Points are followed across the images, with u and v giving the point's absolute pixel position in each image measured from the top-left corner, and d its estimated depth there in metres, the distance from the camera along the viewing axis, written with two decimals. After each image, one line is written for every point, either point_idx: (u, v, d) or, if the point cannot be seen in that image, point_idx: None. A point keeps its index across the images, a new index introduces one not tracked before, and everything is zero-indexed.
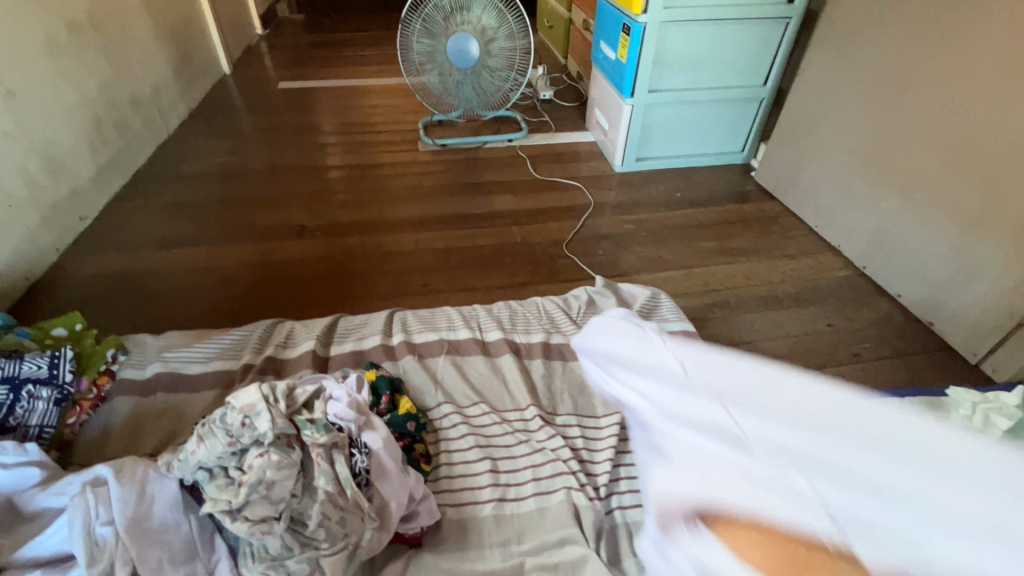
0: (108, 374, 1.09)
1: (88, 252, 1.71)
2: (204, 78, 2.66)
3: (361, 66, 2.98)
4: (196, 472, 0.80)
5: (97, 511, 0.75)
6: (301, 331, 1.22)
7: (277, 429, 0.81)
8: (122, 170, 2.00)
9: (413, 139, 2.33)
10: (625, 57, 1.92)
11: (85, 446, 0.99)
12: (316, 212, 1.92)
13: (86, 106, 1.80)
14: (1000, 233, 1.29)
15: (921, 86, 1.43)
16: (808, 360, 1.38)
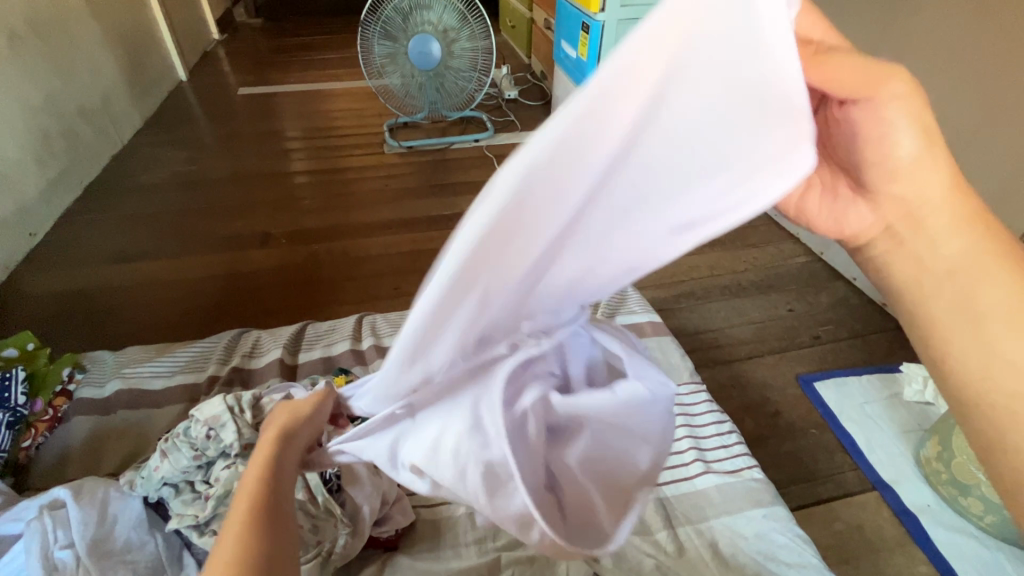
0: (65, 395, 1.06)
1: (39, 269, 1.65)
2: (159, 86, 2.58)
3: (323, 70, 2.94)
4: (161, 488, 0.80)
5: (56, 534, 0.72)
6: (268, 339, 1.21)
7: (243, 440, 0.78)
8: (73, 183, 1.93)
9: (379, 142, 2.31)
10: (585, 55, 1.95)
11: (41, 470, 0.96)
12: (282, 218, 1.89)
13: (31, 118, 1.73)
14: None
15: None
16: (772, 344, 1.43)
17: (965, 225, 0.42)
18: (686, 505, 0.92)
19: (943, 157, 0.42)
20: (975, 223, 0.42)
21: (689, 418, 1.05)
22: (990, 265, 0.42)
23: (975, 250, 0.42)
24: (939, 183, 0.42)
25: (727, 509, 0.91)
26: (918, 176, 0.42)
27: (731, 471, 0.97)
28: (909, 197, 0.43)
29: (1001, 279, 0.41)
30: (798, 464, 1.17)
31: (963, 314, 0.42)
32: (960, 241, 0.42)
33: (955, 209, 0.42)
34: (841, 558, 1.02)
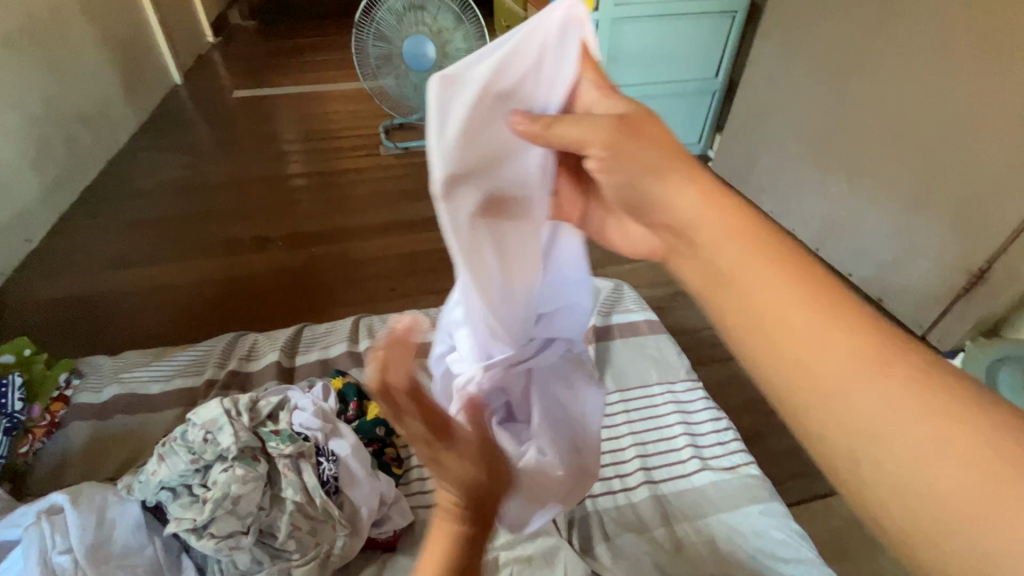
0: (62, 401, 1.06)
1: (36, 275, 1.64)
2: (154, 90, 2.58)
3: (319, 72, 2.94)
4: (159, 492, 0.79)
5: (54, 540, 0.72)
6: (265, 342, 1.21)
7: (240, 442, 0.80)
8: (70, 189, 1.93)
9: (375, 143, 2.32)
10: None
11: (39, 476, 0.96)
12: (279, 221, 1.89)
13: (27, 123, 1.73)
14: (938, 209, 1.36)
15: (860, 72, 1.50)
16: None
17: (745, 233, 0.40)
18: (684, 502, 0.93)
19: (682, 180, 0.42)
20: (740, 226, 0.40)
21: (685, 415, 1.06)
22: (774, 271, 0.38)
23: (754, 255, 0.39)
24: (692, 197, 0.41)
25: (724, 506, 0.92)
26: (673, 194, 0.42)
27: (728, 468, 0.97)
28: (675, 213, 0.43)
29: (775, 285, 0.38)
30: (796, 460, 1.18)
31: (761, 333, 0.38)
32: (735, 255, 0.39)
33: (727, 230, 0.40)
34: (839, 553, 1.02)
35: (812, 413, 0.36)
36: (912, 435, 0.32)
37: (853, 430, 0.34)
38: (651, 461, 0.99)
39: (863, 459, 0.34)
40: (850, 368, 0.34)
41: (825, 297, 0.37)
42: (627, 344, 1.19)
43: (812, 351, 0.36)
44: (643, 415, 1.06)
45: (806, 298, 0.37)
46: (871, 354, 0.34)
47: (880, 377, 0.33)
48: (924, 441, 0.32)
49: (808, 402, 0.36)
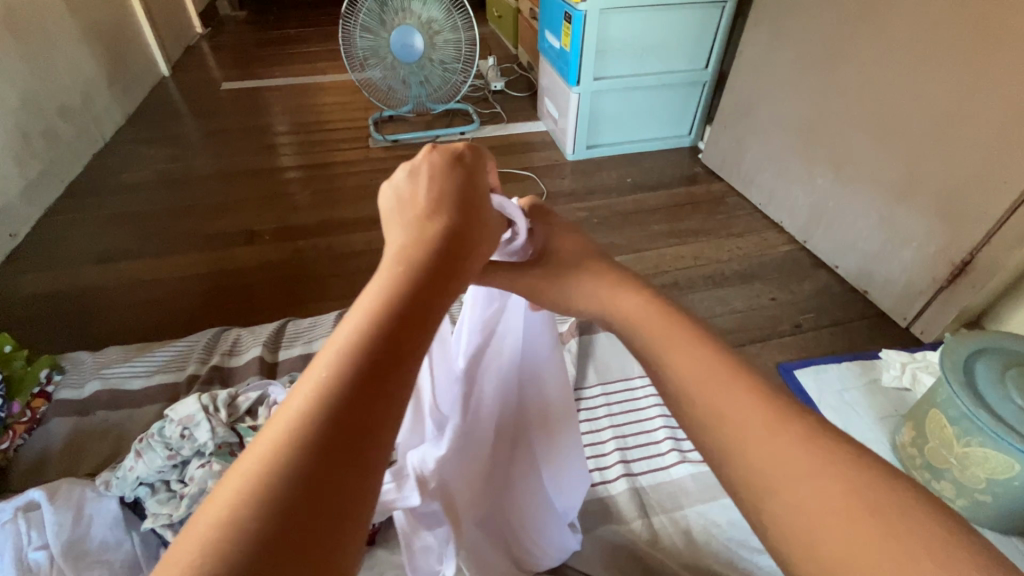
0: (44, 397, 1.06)
1: (21, 270, 1.64)
2: (141, 81, 2.55)
3: (308, 63, 2.91)
4: (137, 488, 0.80)
5: (30, 536, 0.73)
6: (247, 337, 1.21)
7: (217, 438, 0.80)
8: (54, 182, 1.92)
9: (364, 136, 2.30)
10: (568, 45, 1.93)
11: (19, 472, 0.97)
12: (267, 214, 1.88)
13: (9, 117, 1.71)
14: (922, 202, 1.36)
15: (848, 63, 1.49)
16: (753, 333, 1.44)
17: (656, 322, 0.51)
18: (661, 495, 0.94)
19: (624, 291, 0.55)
20: (658, 317, 0.51)
21: (666, 409, 1.06)
22: (698, 352, 0.46)
23: (675, 344, 0.48)
24: (625, 295, 0.55)
25: (700, 497, 0.93)
26: (608, 296, 0.56)
27: (706, 460, 0.98)
28: (604, 299, 0.56)
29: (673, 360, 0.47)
30: None
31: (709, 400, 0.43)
32: (656, 324, 0.50)
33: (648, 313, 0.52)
34: None
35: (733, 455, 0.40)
36: (799, 469, 0.37)
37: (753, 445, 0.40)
38: (630, 454, 0.99)
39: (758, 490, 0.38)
40: (746, 415, 0.41)
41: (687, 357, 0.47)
42: (610, 338, 1.20)
43: (724, 401, 0.42)
44: (623, 409, 1.06)
45: (711, 376, 0.44)
46: (762, 414, 0.41)
47: (765, 434, 0.40)
48: (792, 462, 0.38)
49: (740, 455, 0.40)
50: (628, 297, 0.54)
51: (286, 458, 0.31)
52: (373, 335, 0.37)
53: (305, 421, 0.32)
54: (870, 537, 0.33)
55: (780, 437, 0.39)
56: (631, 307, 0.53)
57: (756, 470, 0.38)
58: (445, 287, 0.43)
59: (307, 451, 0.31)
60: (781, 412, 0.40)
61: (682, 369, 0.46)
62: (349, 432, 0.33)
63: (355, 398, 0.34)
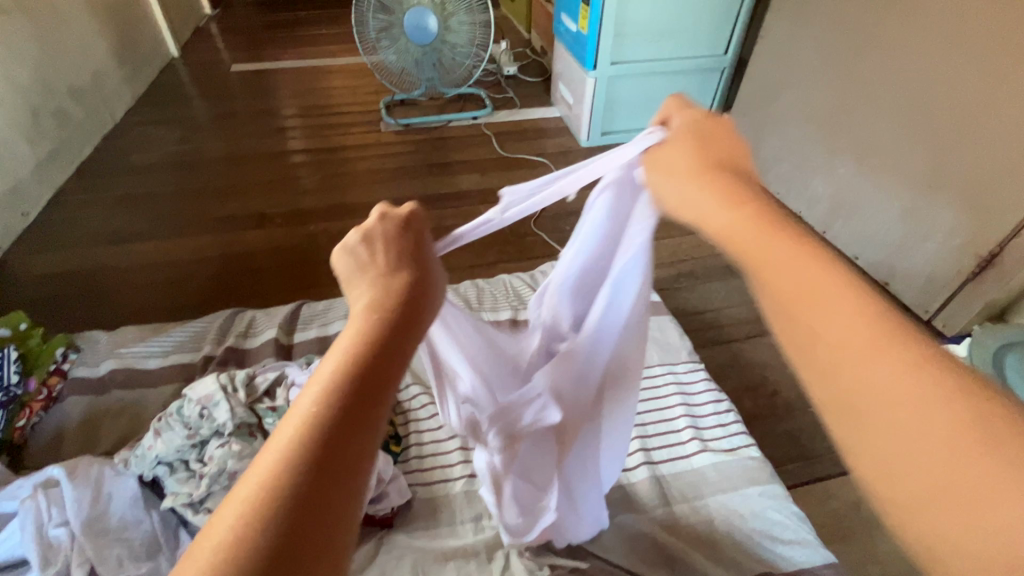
0: (59, 375, 1.05)
1: (33, 250, 1.63)
2: (150, 62, 2.53)
3: (318, 46, 2.87)
4: (156, 467, 0.79)
5: (50, 512, 0.73)
6: (262, 319, 1.20)
7: (236, 418, 0.79)
8: (65, 163, 1.90)
9: (375, 120, 2.27)
10: (585, 28, 1.89)
11: (36, 450, 0.96)
12: (278, 197, 1.87)
13: (20, 95, 1.69)
14: (949, 193, 1.33)
15: (875, 49, 1.45)
16: None
17: (762, 231, 0.41)
18: (681, 484, 0.92)
19: (711, 183, 0.46)
20: (757, 227, 0.41)
21: (686, 398, 1.05)
22: (805, 266, 0.37)
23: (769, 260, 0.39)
24: (714, 191, 0.45)
25: (721, 487, 0.92)
26: (696, 206, 0.46)
27: (728, 450, 0.97)
28: (681, 199, 0.48)
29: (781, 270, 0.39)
30: (796, 442, 1.17)
31: (799, 324, 0.37)
32: (742, 236, 0.41)
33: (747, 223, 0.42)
34: (837, 535, 1.02)
35: (811, 370, 0.36)
36: (909, 397, 0.32)
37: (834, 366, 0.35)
38: (650, 442, 0.98)
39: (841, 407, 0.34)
40: (851, 331, 0.34)
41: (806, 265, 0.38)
42: None
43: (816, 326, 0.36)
44: (643, 397, 1.05)
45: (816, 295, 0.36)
46: (874, 332, 0.34)
47: (874, 350, 0.33)
48: (890, 386, 0.32)
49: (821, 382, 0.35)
50: (724, 206, 0.43)
51: (256, 527, 0.30)
52: (332, 403, 0.34)
53: (257, 510, 0.30)
54: (978, 477, 0.29)
55: (889, 353, 0.33)
56: (721, 219, 0.43)
57: (847, 392, 0.34)
58: (408, 333, 0.41)
59: (265, 540, 0.30)
60: (913, 338, 0.33)
61: (778, 289, 0.38)
62: (317, 504, 0.31)
63: (315, 484, 0.32)
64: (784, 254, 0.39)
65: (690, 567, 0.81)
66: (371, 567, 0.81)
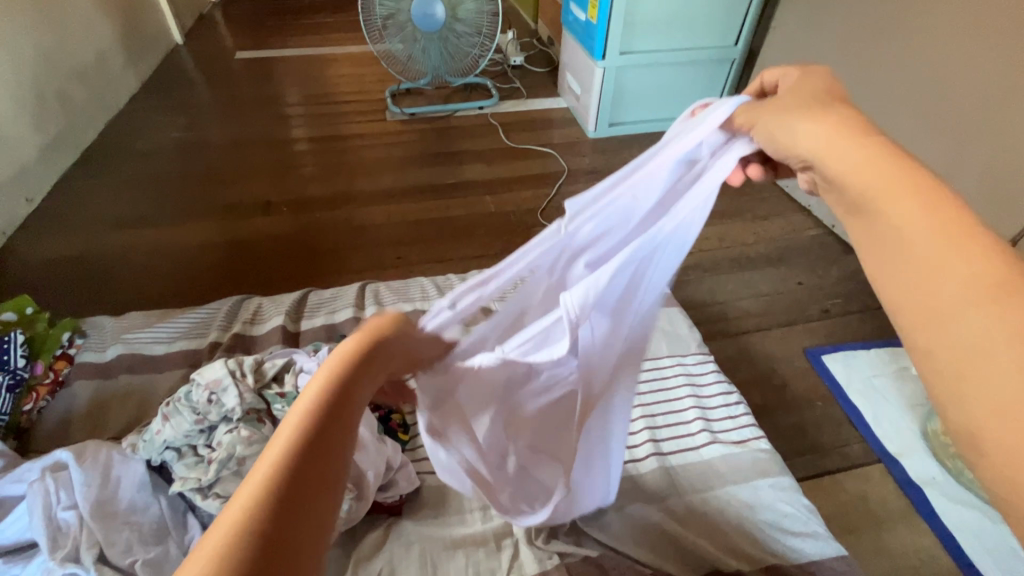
0: (66, 359, 1.05)
1: (38, 236, 1.62)
2: (154, 49, 2.50)
3: (323, 34, 2.84)
4: (164, 452, 0.79)
5: (58, 495, 0.73)
6: (269, 306, 1.19)
7: (245, 404, 0.78)
8: (70, 148, 1.89)
9: (380, 109, 2.25)
10: (595, 17, 1.87)
11: (43, 434, 0.96)
12: (283, 185, 1.85)
13: (24, 79, 1.67)
14: (963, 186, 1.32)
15: (890, 39, 1.43)
16: (780, 317, 1.41)
17: (886, 163, 0.37)
18: (691, 475, 0.92)
19: (823, 119, 0.41)
20: (896, 161, 0.37)
21: (696, 390, 1.04)
22: (926, 201, 0.35)
23: (897, 189, 0.36)
24: (828, 127, 0.40)
25: (731, 478, 0.91)
26: (802, 134, 0.42)
27: (738, 441, 0.96)
28: (787, 138, 0.43)
29: (907, 205, 0.35)
30: (805, 436, 1.17)
31: (905, 258, 0.34)
32: (870, 165, 0.37)
33: (882, 154, 0.37)
34: (845, 528, 1.02)
35: (912, 316, 0.33)
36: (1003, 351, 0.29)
37: (930, 304, 0.33)
38: (659, 433, 0.97)
39: (938, 363, 0.31)
40: (972, 275, 0.31)
41: (945, 206, 0.34)
42: None
43: (925, 263, 0.33)
44: (652, 388, 1.04)
45: (943, 231, 0.33)
46: (992, 280, 0.31)
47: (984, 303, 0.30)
48: (993, 343, 0.29)
49: (913, 325, 0.33)
50: (843, 138, 0.39)
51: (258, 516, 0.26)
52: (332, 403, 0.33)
53: (233, 544, 0.25)
54: None
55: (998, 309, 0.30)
56: (842, 150, 0.39)
57: (944, 342, 0.31)
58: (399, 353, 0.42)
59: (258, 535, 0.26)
60: None
61: (899, 222, 0.35)
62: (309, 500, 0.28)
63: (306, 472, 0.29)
64: (904, 189, 0.35)
65: (700, 557, 0.81)
66: (379, 554, 0.81)
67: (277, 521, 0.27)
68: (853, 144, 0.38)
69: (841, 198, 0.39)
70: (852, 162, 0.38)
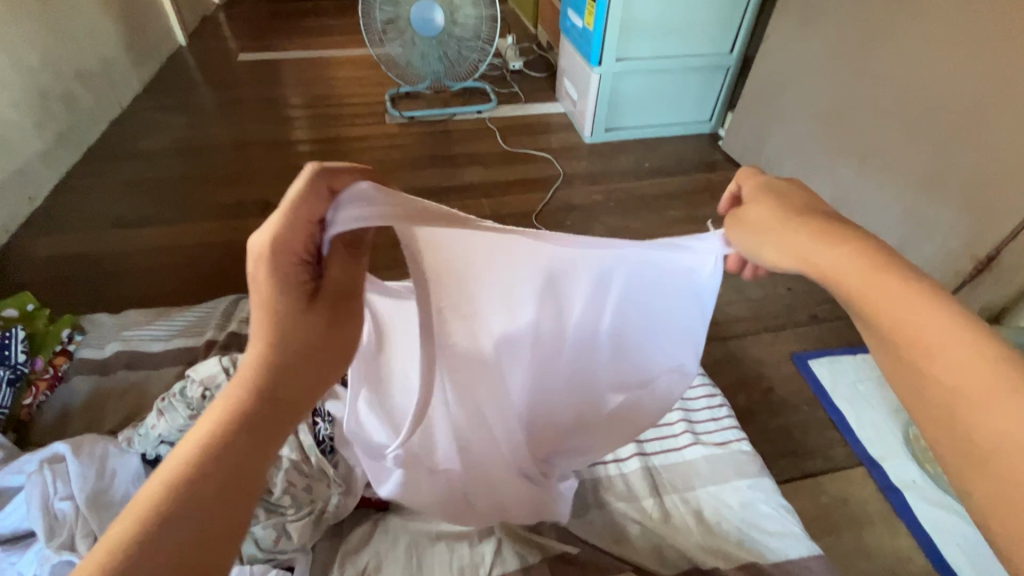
0: (65, 355, 1.08)
1: (42, 233, 1.65)
2: (157, 50, 2.54)
3: (326, 37, 2.87)
4: (159, 446, 0.82)
5: (56, 486, 0.75)
6: None
7: None
8: (73, 148, 1.92)
9: (380, 112, 2.28)
10: (592, 24, 1.90)
11: (42, 427, 0.99)
12: (282, 186, 1.88)
13: (30, 81, 1.71)
14: (949, 194, 1.34)
15: (880, 50, 1.45)
16: (769, 322, 1.43)
17: (858, 269, 0.45)
18: (672, 474, 0.94)
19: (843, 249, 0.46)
20: (870, 268, 0.44)
21: (680, 393, 1.06)
22: (919, 305, 0.41)
23: (887, 299, 0.43)
24: (821, 245, 0.47)
25: (712, 479, 0.93)
26: (794, 250, 0.49)
27: (720, 443, 0.98)
28: (774, 250, 0.51)
29: (907, 311, 0.42)
30: (788, 439, 1.19)
31: (902, 354, 0.42)
32: (842, 275, 0.45)
33: (857, 263, 0.45)
34: (825, 529, 1.04)
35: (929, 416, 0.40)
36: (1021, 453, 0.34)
37: (916, 376, 0.41)
38: (643, 433, 0.99)
39: (966, 460, 0.37)
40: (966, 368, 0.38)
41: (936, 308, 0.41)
42: None
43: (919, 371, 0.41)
44: None
45: (939, 337, 0.40)
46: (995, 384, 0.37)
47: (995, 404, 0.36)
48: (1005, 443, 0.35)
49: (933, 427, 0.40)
50: (817, 244, 0.47)
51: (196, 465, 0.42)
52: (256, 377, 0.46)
53: (182, 478, 0.42)
54: None
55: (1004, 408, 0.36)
56: (829, 258, 0.46)
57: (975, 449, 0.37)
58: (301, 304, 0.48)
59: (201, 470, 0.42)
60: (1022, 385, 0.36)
61: (888, 321, 0.43)
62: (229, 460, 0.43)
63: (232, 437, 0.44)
64: (894, 295, 0.43)
65: (680, 558, 0.83)
66: (366, 548, 0.83)
67: (209, 466, 0.42)
68: (835, 249, 0.46)
69: (839, 294, 0.46)
70: (840, 266, 0.46)
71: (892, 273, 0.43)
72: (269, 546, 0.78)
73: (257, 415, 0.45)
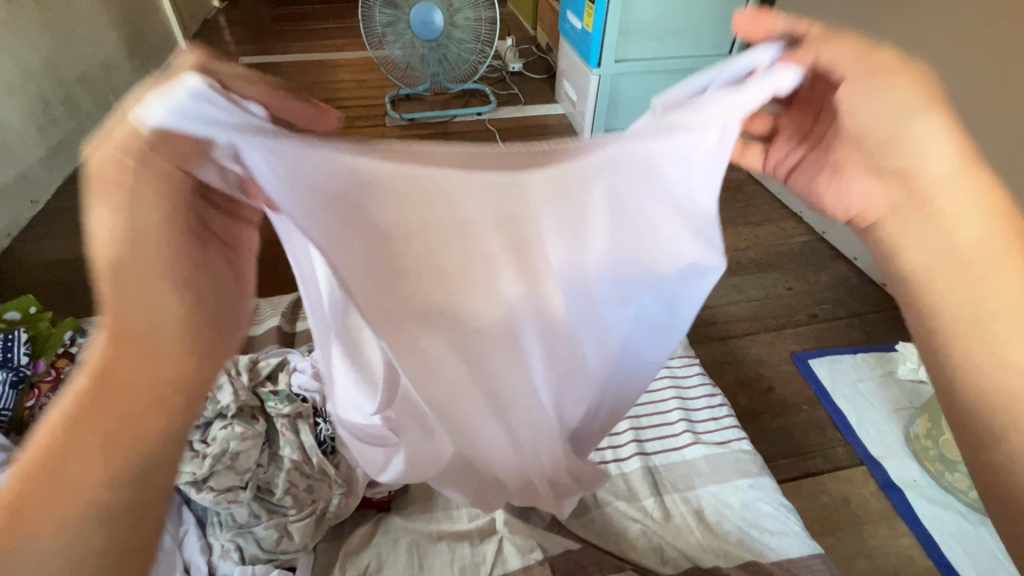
0: (67, 358, 1.07)
1: (45, 237, 1.66)
2: (158, 54, 2.55)
3: (326, 40, 2.88)
4: None
5: None
6: (265, 307, 1.21)
7: (240, 401, 0.82)
8: (74, 151, 1.93)
9: (380, 114, 2.29)
10: (591, 26, 1.90)
11: None
12: None
13: (31, 85, 1.72)
14: None
15: None
16: (768, 322, 1.43)
17: (970, 181, 0.45)
18: (672, 474, 0.94)
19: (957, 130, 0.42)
20: (979, 182, 0.45)
21: (680, 393, 1.06)
22: (990, 225, 0.46)
23: (975, 217, 0.46)
24: (947, 141, 0.43)
25: (713, 478, 0.93)
26: (927, 142, 0.42)
27: (720, 442, 0.98)
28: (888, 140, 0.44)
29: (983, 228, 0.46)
30: (788, 438, 1.19)
31: (963, 274, 0.47)
32: (950, 186, 0.45)
33: (967, 174, 0.45)
34: (826, 528, 1.04)
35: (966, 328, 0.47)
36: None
37: (972, 294, 0.46)
38: (643, 433, 0.99)
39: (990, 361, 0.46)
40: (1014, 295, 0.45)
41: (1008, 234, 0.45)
42: None
43: (947, 285, 0.47)
44: None
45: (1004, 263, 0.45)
46: None
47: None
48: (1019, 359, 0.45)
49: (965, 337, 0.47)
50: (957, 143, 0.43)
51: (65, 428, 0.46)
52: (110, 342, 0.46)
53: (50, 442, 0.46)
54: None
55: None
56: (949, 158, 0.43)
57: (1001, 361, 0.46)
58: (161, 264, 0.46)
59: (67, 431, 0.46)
60: None
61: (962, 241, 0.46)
62: (99, 421, 0.47)
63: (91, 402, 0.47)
64: (974, 214, 0.45)
65: (680, 558, 0.83)
66: (367, 549, 0.83)
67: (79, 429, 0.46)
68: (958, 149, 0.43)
69: (911, 203, 0.48)
70: (946, 175, 0.44)
71: (990, 192, 0.45)
72: (270, 546, 0.78)
73: (126, 378, 0.48)
